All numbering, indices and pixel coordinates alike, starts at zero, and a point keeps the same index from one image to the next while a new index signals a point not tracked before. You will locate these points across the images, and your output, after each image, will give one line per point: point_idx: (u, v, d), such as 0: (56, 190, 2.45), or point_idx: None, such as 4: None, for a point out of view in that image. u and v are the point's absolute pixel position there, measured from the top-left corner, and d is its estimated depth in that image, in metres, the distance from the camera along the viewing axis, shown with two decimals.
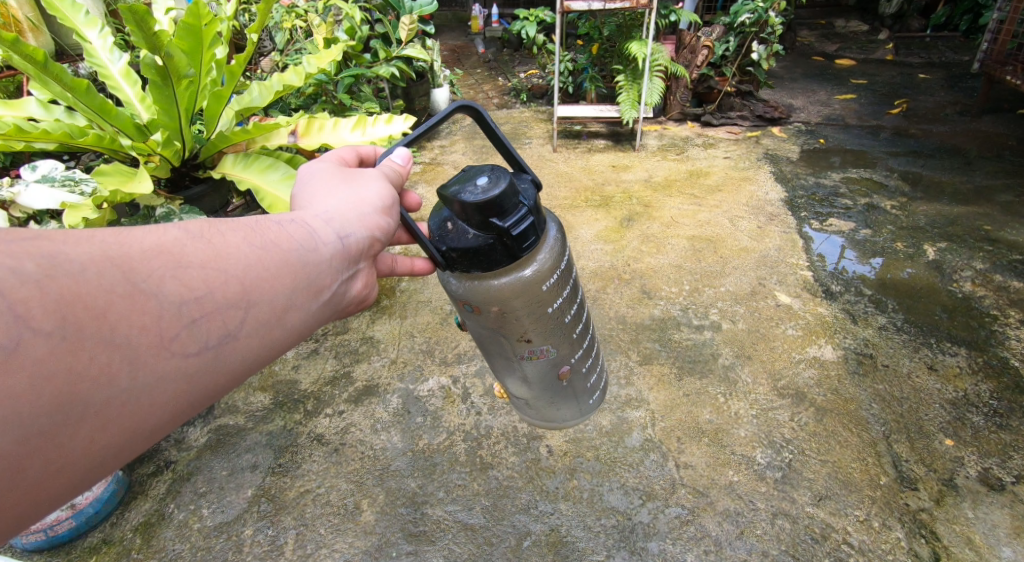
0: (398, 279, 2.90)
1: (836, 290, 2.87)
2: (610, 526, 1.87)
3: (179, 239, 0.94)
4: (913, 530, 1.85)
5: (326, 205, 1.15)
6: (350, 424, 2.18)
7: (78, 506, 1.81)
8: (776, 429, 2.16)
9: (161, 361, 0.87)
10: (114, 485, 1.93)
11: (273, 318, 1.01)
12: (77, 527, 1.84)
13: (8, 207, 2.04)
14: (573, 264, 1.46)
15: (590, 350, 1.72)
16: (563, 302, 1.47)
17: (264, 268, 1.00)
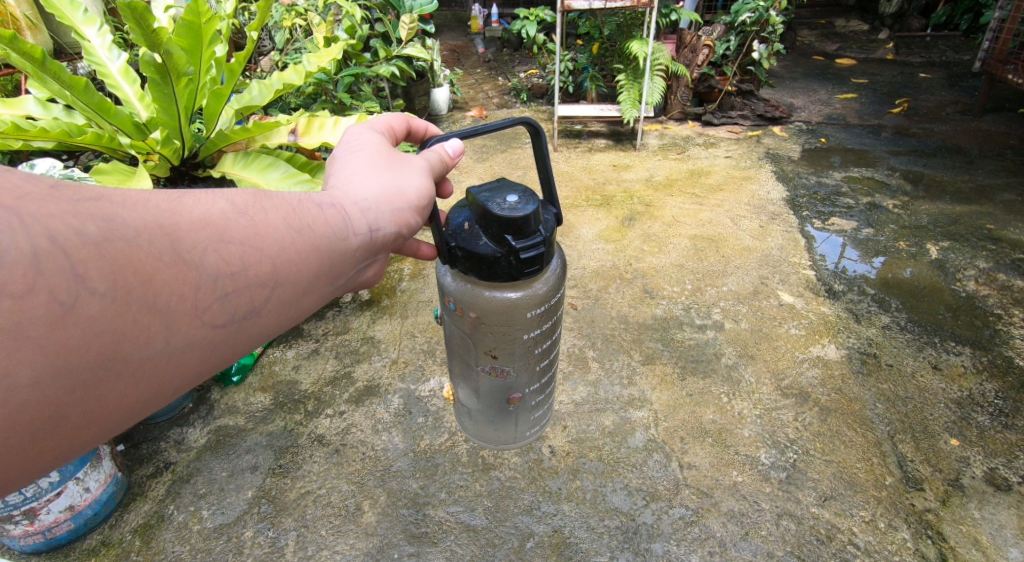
0: (398, 280, 2.88)
1: (839, 289, 2.85)
2: (613, 527, 1.85)
3: (225, 213, 0.92)
4: (919, 531, 1.82)
5: (365, 189, 1.11)
6: (351, 424, 2.17)
7: (77, 508, 1.80)
8: (780, 429, 2.15)
9: (194, 328, 0.88)
10: (114, 487, 1.91)
11: (295, 299, 1.01)
12: (76, 528, 1.83)
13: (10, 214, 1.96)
14: (564, 303, 1.44)
15: (547, 388, 1.70)
16: (540, 334, 1.45)
17: (297, 251, 0.99)
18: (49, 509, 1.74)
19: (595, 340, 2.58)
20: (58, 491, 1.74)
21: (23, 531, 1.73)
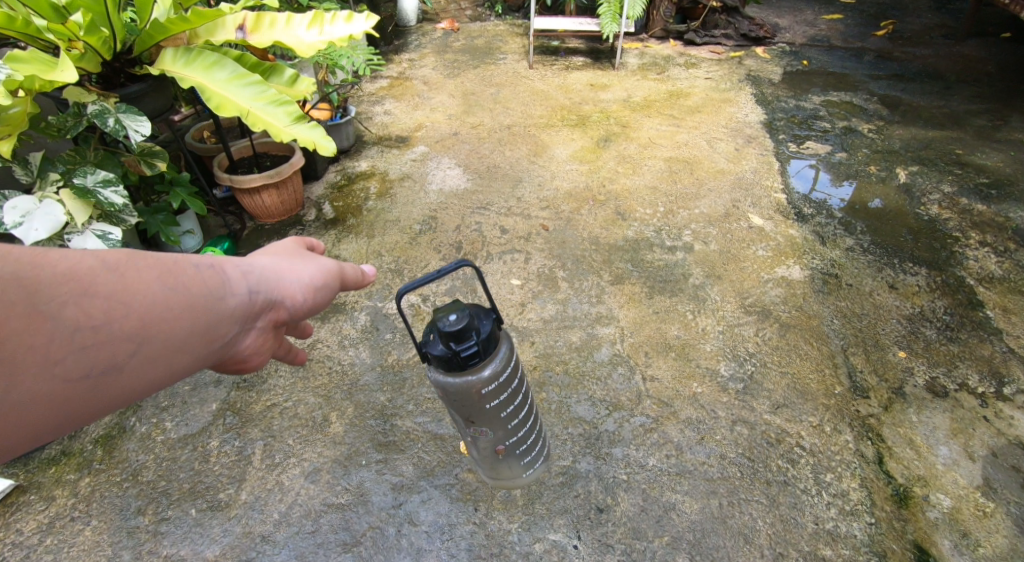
0: (364, 199, 2.99)
1: (808, 213, 2.89)
2: (576, 434, 1.92)
3: (94, 264, 0.74)
4: (861, 433, 1.93)
5: (250, 262, 0.96)
6: (317, 340, 2.20)
7: None
8: (741, 343, 2.23)
9: (26, 385, 0.68)
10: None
11: (169, 364, 0.81)
12: None
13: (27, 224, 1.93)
14: (521, 363, 1.36)
15: (531, 429, 1.54)
16: (502, 401, 1.35)
17: (174, 312, 0.80)
18: None
19: (565, 261, 2.59)
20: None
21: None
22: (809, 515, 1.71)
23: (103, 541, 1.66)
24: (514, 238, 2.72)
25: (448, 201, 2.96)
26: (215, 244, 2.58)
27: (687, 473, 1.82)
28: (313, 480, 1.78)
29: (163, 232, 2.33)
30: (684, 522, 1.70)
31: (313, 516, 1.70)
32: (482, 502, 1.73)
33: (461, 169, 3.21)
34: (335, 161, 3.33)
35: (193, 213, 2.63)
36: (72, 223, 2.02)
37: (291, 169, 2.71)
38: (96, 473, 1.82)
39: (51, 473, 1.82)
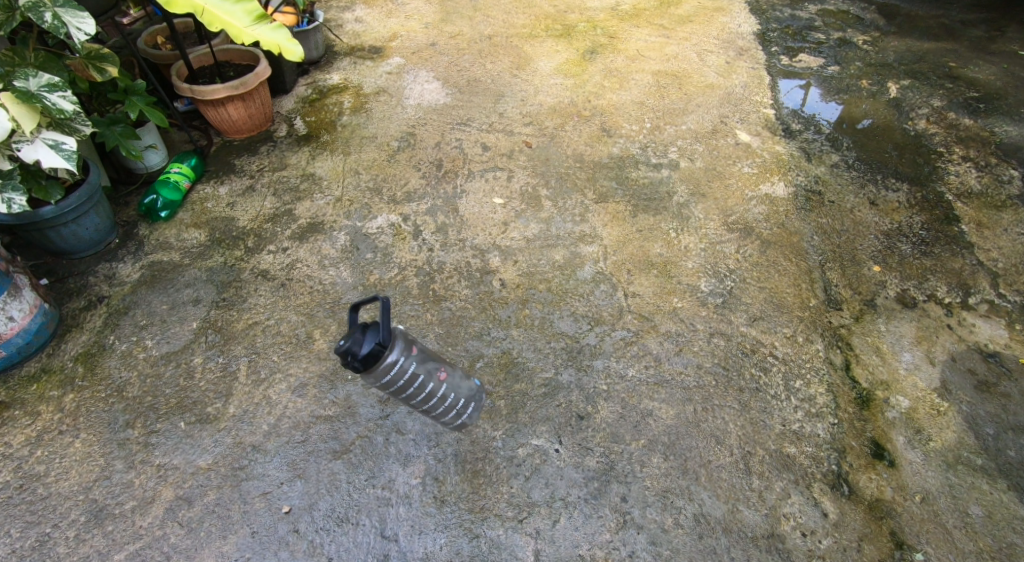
0: (338, 114, 2.88)
1: (796, 129, 2.84)
2: (559, 348, 1.97)
3: None
4: (831, 342, 2.00)
5: None
6: (297, 260, 2.20)
7: (4, 336, 1.81)
8: (722, 260, 2.26)
9: None
10: (43, 318, 1.92)
11: None
12: (10, 356, 1.86)
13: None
14: (414, 366, 1.55)
15: (449, 401, 1.64)
16: (391, 379, 1.53)
17: None
18: None
19: (549, 180, 2.55)
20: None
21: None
22: (777, 418, 1.81)
23: (94, 452, 1.70)
24: (496, 155, 2.66)
25: (427, 117, 2.86)
26: (181, 160, 2.49)
27: (664, 383, 1.89)
28: (301, 394, 1.83)
29: (123, 145, 2.23)
30: (659, 427, 1.79)
31: (303, 427, 1.75)
32: None
33: (439, 83, 3.08)
34: (304, 73, 3.17)
35: (154, 126, 2.51)
36: (18, 130, 1.79)
37: (256, 79, 2.58)
38: (80, 389, 1.83)
39: (34, 390, 1.84)
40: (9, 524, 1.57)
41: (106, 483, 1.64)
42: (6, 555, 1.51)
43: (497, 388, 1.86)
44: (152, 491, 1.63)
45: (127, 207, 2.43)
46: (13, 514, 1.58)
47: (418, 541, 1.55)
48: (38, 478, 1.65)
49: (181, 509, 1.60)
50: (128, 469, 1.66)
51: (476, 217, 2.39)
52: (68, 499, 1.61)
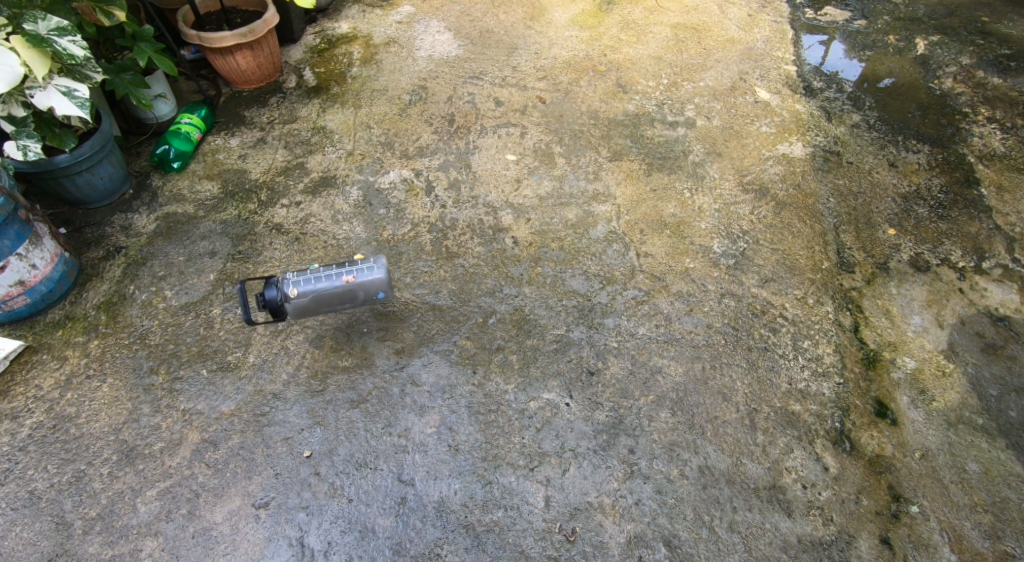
0: (348, 66, 2.83)
1: (817, 86, 2.76)
2: (570, 306, 1.98)
3: None
4: (842, 304, 2.00)
5: None
6: (310, 214, 2.21)
7: (28, 283, 1.86)
8: (736, 221, 2.23)
9: None
10: (64, 267, 1.96)
11: None
12: (34, 304, 1.91)
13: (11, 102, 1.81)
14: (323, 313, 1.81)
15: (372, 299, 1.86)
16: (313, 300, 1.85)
17: None
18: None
19: (562, 137, 2.52)
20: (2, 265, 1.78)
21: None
22: (784, 377, 1.82)
23: (121, 395, 1.75)
24: (509, 111, 2.62)
25: (439, 70, 2.80)
26: (192, 110, 2.48)
27: (674, 341, 1.90)
28: (317, 345, 1.86)
29: (134, 93, 2.22)
30: (667, 383, 1.81)
31: (320, 376, 1.80)
32: (480, 365, 1.83)
33: (450, 34, 3.01)
34: (312, 22, 3.11)
35: (162, 74, 2.49)
36: (30, 75, 1.78)
37: (264, 26, 2.55)
38: (104, 336, 1.88)
39: (59, 336, 1.89)
40: (45, 460, 1.63)
41: (134, 425, 1.70)
42: (44, 489, 1.59)
43: (509, 343, 1.88)
44: (178, 434, 1.68)
45: (140, 157, 2.43)
46: (47, 451, 1.65)
47: (433, 485, 1.61)
48: (70, 418, 1.71)
49: (207, 451, 1.66)
50: (154, 412, 1.72)
51: (488, 173, 2.37)
52: (99, 439, 1.67)
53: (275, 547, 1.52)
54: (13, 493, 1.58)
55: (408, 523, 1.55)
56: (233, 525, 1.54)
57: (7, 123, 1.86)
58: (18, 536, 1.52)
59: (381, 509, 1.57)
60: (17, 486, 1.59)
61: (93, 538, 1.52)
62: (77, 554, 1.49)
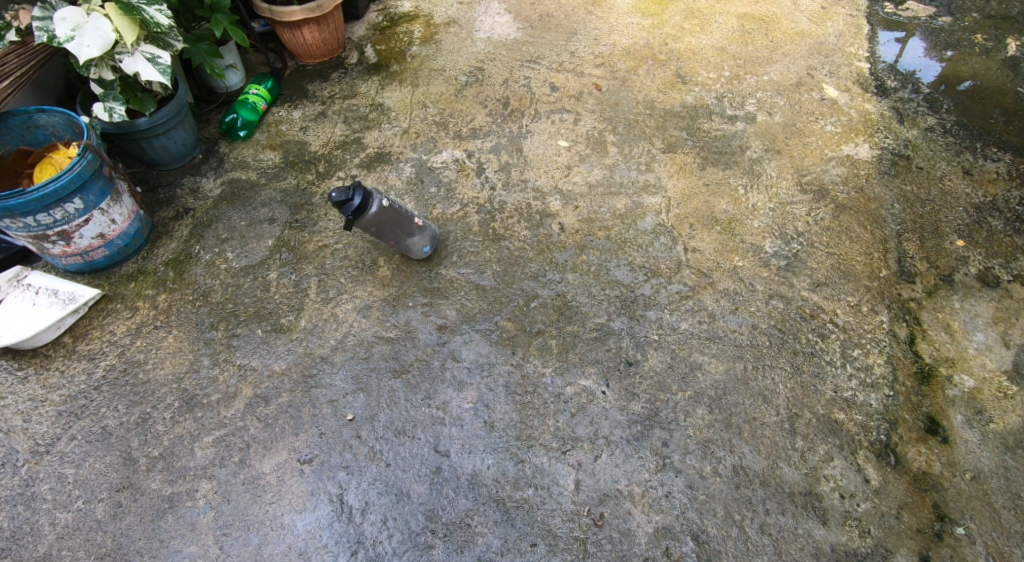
0: (408, 45, 2.86)
1: (891, 86, 2.63)
2: (613, 295, 1.97)
3: None
4: (898, 315, 1.92)
5: None
6: (364, 188, 2.27)
7: (108, 237, 1.99)
8: (791, 222, 2.17)
9: None
10: (139, 224, 2.09)
11: None
12: (111, 256, 2.04)
13: (100, 66, 1.93)
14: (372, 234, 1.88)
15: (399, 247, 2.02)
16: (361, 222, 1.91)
17: None
18: (82, 235, 1.93)
19: (616, 125, 2.49)
20: (85, 218, 1.90)
21: (63, 252, 1.94)
22: (830, 384, 1.78)
23: (184, 346, 1.86)
24: (564, 97, 2.61)
25: (496, 53, 2.81)
26: (259, 82, 2.57)
27: (717, 338, 1.88)
28: (365, 315, 1.93)
29: (208, 62, 2.32)
30: (707, 381, 1.79)
31: (366, 345, 1.86)
32: (520, 347, 1.85)
33: (510, 17, 3.01)
34: None
35: (234, 46, 2.59)
36: (121, 41, 1.90)
37: (332, 3, 2.61)
38: (171, 291, 2.00)
39: (132, 288, 2.01)
40: (116, 400, 1.76)
41: (195, 375, 1.80)
42: (114, 427, 1.71)
43: (549, 328, 1.90)
44: (233, 388, 1.78)
45: (209, 125, 2.54)
46: (118, 392, 1.77)
47: (468, 459, 1.65)
48: (138, 364, 1.83)
49: (259, 406, 1.74)
50: (213, 365, 1.82)
51: (540, 158, 2.37)
52: (164, 385, 1.78)
53: (316, 501, 1.59)
54: (86, 427, 1.71)
55: (442, 492, 1.60)
56: (280, 476, 1.63)
57: (97, 86, 1.98)
58: (90, 467, 1.64)
59: (416, 476, 1.62)
60: (91, 421, 1.72)
61: (155, 475, 1.63)
62: (140, 488, 1.61)
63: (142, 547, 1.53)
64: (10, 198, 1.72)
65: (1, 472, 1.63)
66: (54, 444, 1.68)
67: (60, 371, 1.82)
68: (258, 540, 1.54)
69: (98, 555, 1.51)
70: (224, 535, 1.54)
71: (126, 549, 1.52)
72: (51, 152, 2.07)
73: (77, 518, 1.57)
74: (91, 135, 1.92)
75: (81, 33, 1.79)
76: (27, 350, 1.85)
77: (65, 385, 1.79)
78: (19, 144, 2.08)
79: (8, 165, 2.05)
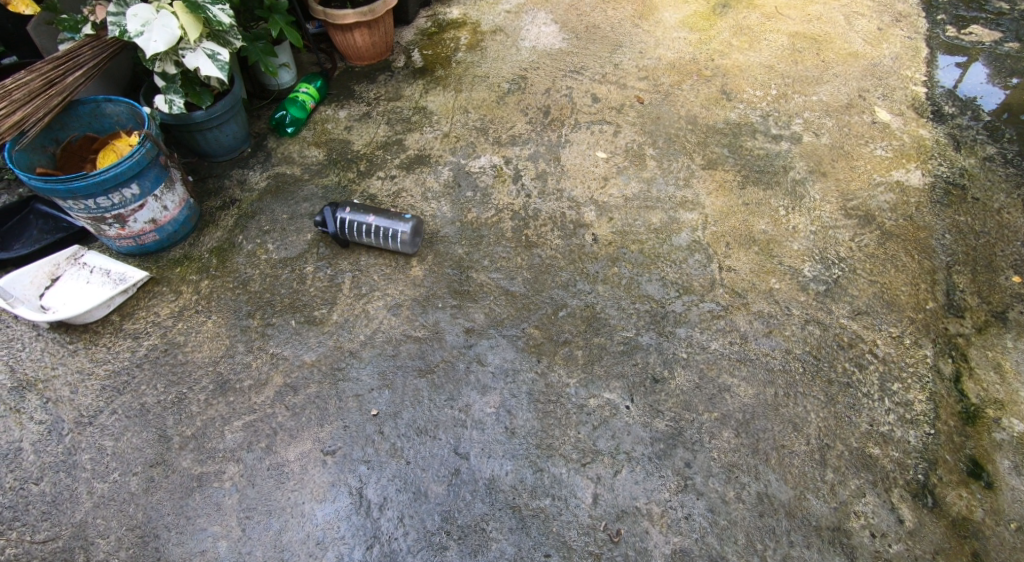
0: (454, 51, 2.91)
1: (948, 112, 2.55)
2: (643, 310, 1.96)
3: None
4: (943, 350, 1.85)
5: None
6: (402, 189, 2.31)
7: (159, 223, 2.08)
8: (832, 246, 2.11)
9: None
10: (188, 212, 2.18)
11: None
12: (161, 241, 2.13)
13: (164, 60, 2.02)
14: (360, 230, 2.07)
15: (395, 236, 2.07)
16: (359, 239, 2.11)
17: None
18: (136, 219, 2.02)
19: (656, 139, 2.48)
20: (140, 204, 1.99)
21: (117, 234, 2.04)
22: (865, 416, 1.72)
23: (222, 332, 1.93)
24: (605, 108, 2.61)
25: (541, 62, 2.83)
26: (309, 81, 2.66)
27: (747, 361, 1.84)
28: (395, 313, 1.96)
29: (264, 61, 2.41)
30: (735, 403, 1.76)
31: (394, 342, 1.89)
32: (545, 355, 1.86)
33: (557, 27, 3.03)
34: (426, 6, 3.22)
35: (289, 46, 2.68)
36: (184, 38, 1.99)
37: (384, 7, 2.67)
38: (213, 278, 2.07)
39: (177, 272, 2.10)
40: (156, 379, 1.83)
41: (230, 360, 1.86)
42: (152, 404, 1.78)
43: (576, 338, 1.89)
44: (265, 375, 1.83)
45: (260, 120, 2.63)
46: (158, 371, 1.85)
47: (487, 463, 1.66)
48: (178, 345, 1.90)
49: (288, 395, 1.79)
50: (248, 352, 1.88)
51: (577, 168, 2.37)
52: (200, 368, 1.85)
53: (337, 492, 1.62)
54: (127, 402, 1.78)
55: (459, 494, 1.61)
56: (303, 465, 1.66)
57: (160, 79, 2.08)
58: (128, 441, 1.71)
59: (435, 476, 1.64)
60: (131, 397, 1.79)
61: (186, 454, 1.68)
62: (172, 465, 1.67)
63: (170, 522, 1.58)
64: (74, 181, 1.82)
65: (47, 439, 1.72)
66: (96, 417, 1.75)
67: (106, 347, 1.90)
68: (279, 526, 1.57)
69: (129, 525, 1.57)
70: (246, 518, 1.59)
71: (155, 523, 1.58)
72: (114, 139, 2.18)
73: (113, 489, 1.63)
74: (151, 125, 2.01)
75: (149, 29, 1.88)
76: (78, 325, 1.94)
77: (110, 361, 1.87)
78: (85, 131, 2.19)
79: (74, 149, 2.15)
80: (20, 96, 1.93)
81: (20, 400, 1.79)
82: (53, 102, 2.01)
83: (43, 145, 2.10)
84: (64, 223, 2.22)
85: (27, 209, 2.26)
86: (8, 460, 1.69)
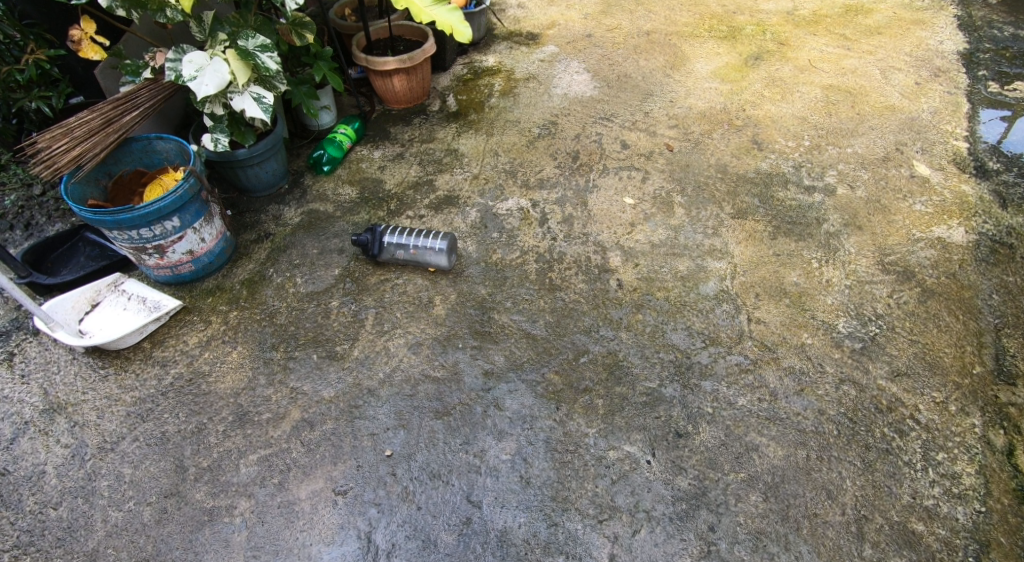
0: (488, 96, 2.99)
1: (992, 168, 2.49)
2: (667, 359, 1.92)
3: None
4: (993, 420, 1.75)
5: None
6: (430, 228, 2.34)
7: (196, 253, 2.15)
8: (868, 302, 2.05)
9: None
10: (224, 244, 2.24)
11: None
12: (196, 271, 2.20)
13: (213, 101, 2.11)
14: (398, 242, 2.20)
15: (428, 246, 2.17)
16: (395, 250, 2.20)
17: None
18: (174, 250, 2.08)
19: (685, 187, 2.47)
20: (180, 235, 2.06)
21: (156, 264, 2.10)
22: (906, 488, 1.63)
23: (245, 363, 1.95)
24: (634, 154, 2.63)
25: (572, 107, 2.89)
26: (347, 123, 2.75)
27: (777, 419, 1.77)
28: (415, 351, 1.96)
29: (306, 103, 2.50)
30: (763, 464, 1.68)
31: (413, 382, 1.88)
32: (564, 402, 1.82)
33: (589, 75, 3.10)
34: (463, 53, 3.34)
35: (331, 89, 2.78)
36: (234, 82, 2.09)
37: (422, 55, 2.76)
38: (242, 308, 2.11)
39: (208, 302, 2.15)
40: (179, 407, 1.85)
41: (250, 393, 1.88)
42: (173, 433, 1.79)
43: (597, 387, 1.86)
44: (284, 409, 1.84)
45: (299, 159, 2.73)
46: (182, 400, 1.87)
47: (500, 514, 1.61)
48: (203, 375, 1.93)
49: (304, 430, 1.79)
50: (269, 385, 1.89)
51: (604, 213, 2.38)
52: (222, 399, 1.87)
53: (345, 535, 1.59)
54: (148, 430, 1.80)
55: (469, 546, 1.56)
56: (313, 505, 1.64)
57: (208, 119, 2.17)
58: (146, 470, 1.72)
59: (446, 524, 1.60)
60: (153, 425, 1.81)
61: (201, 487, 1.69)
62: (185, 498, 1.67)
63: (179, 556, 1.57)
64: (121, 213, 1.89)
65: (69, 464, 1.74)
66: (118, 443, 1.78)
67: (135, 374, 1.94)
68: None
69: (138, 557, 1.57)
70: (254, 557, 1.56)
71: (164, 557, 1.57)
72: (162, 174, 2.28)
73: (127, 518, 1.64)
74: (196, 162, 2.10)
75: (201, 74, 1.98)
76: (111, 351, 1.99)
77: (137, 388, 1.90)
78: (136, 166, 2.30)
79: (125, 183, 2.26)
80: (80, 133, 2.06)
81: (49, 423, 1.83)
82: (109, 139, 2.11)
83: (97, 178, 2.21)
84: (109, 252, 2.32)
85: (76, 237, 2.35)
86: (31, 482, 1.71)
